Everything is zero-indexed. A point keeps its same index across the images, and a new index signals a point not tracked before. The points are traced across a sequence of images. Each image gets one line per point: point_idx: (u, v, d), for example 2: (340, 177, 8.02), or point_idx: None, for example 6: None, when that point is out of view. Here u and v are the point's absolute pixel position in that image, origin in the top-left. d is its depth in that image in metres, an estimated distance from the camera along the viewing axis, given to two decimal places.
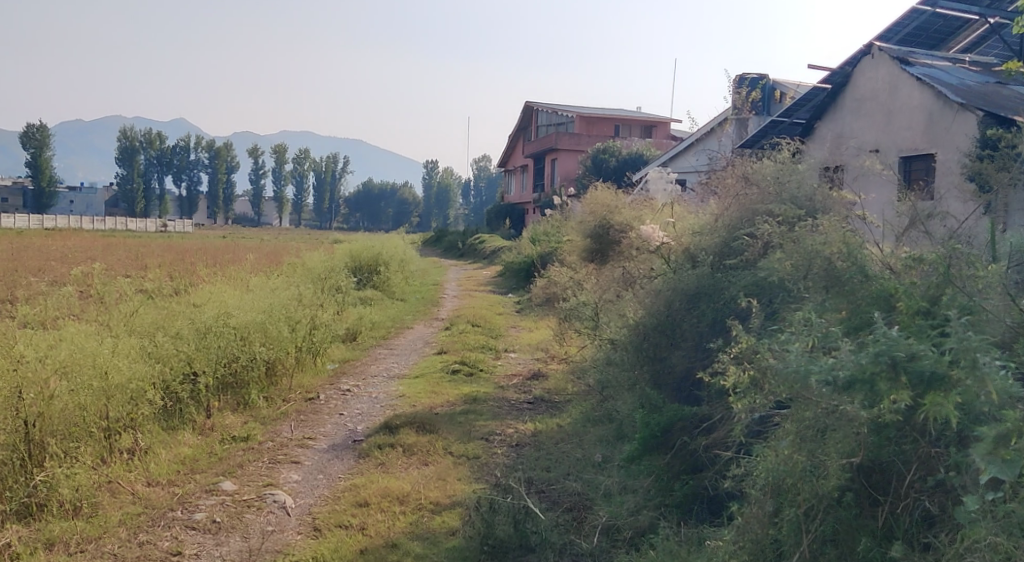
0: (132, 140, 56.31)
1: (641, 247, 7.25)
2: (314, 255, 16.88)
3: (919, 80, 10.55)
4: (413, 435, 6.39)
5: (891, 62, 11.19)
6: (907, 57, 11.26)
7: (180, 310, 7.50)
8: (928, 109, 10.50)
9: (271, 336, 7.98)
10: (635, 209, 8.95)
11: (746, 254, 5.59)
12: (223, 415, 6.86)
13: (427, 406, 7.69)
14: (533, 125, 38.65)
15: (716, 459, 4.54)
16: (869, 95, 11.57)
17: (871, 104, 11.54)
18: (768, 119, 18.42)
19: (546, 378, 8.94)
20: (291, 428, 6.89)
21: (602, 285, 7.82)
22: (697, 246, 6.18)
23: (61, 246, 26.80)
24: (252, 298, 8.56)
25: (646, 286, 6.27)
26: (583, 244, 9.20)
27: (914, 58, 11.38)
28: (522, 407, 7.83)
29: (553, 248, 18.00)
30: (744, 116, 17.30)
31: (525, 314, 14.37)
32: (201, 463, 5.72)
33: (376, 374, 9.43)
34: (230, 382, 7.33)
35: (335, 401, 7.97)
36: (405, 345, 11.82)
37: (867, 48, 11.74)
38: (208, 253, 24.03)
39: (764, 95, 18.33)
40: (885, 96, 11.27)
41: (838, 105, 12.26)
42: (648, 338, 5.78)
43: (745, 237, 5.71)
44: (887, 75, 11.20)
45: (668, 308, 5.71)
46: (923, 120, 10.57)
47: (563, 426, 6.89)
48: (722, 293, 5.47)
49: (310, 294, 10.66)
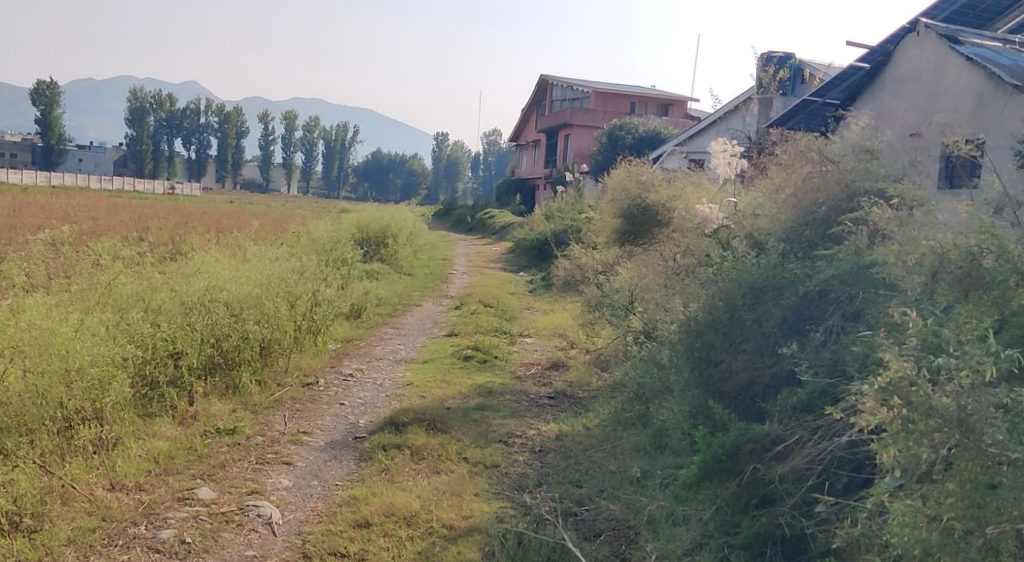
0: (142, 100, 55.34)
1: (687, 231, 6.42)
2: (321, 223, 16.02)
3: (970, 60, 9.53)
4: (423, 435, 5.58)
5: (938, 40, 10.15)
6: (956, 34, 10.20)
7: (163, 280, 6.73)
8: (976, 90, 9.54)
9: (267, 313, 7.18)
10: (672, 186, 8.11)
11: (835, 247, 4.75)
12: (209, 402, 6.06)
13: (437, 397, 6.90)
14: (548, 99, 37.57)
15: (795, 495, 3.78)
16: (911, 75, 10.56)
17: (914, 85, 10.54)
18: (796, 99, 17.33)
19: (568, 369, 8.12)
20: (284, 419, 6.08)
21: (639, 270, 6.98)
22: (770, 234, 5.33)
23: (65, 204, 26.09)
24: (248, 271, 7.74)
25: (698, 276, 5.45)
26: (614, 224, 8.33)
27: (961, 34, 10.35)
28: (543, 403, 7.01)
29: (571, 226, 17.07)
30: (770, 96, 16.28)
31: (539, 295, 13.55)
32: (178, 463, 4.93)
33: (382, 357, 8.62)
34: (219, 364, 6.52)
35: (335, 387, 7.16)
36: (412, 324, 11.01)
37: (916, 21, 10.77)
38: (215, 218, 23.25)
39: (791, 74, 17.30)
40: (930, 76, 10.27)
41: (877, 84, 11.31)
42: (701, 337, 4.95)
43: (846, 224, 4.83)
44: (933, 52, 10.20)
45: (728, 303, 4.87)
46: (972, 103, 9.56)
47: (591, 429, 6.09)
48: (798, 288, 4.65)
49: (314, 266, 9.82)
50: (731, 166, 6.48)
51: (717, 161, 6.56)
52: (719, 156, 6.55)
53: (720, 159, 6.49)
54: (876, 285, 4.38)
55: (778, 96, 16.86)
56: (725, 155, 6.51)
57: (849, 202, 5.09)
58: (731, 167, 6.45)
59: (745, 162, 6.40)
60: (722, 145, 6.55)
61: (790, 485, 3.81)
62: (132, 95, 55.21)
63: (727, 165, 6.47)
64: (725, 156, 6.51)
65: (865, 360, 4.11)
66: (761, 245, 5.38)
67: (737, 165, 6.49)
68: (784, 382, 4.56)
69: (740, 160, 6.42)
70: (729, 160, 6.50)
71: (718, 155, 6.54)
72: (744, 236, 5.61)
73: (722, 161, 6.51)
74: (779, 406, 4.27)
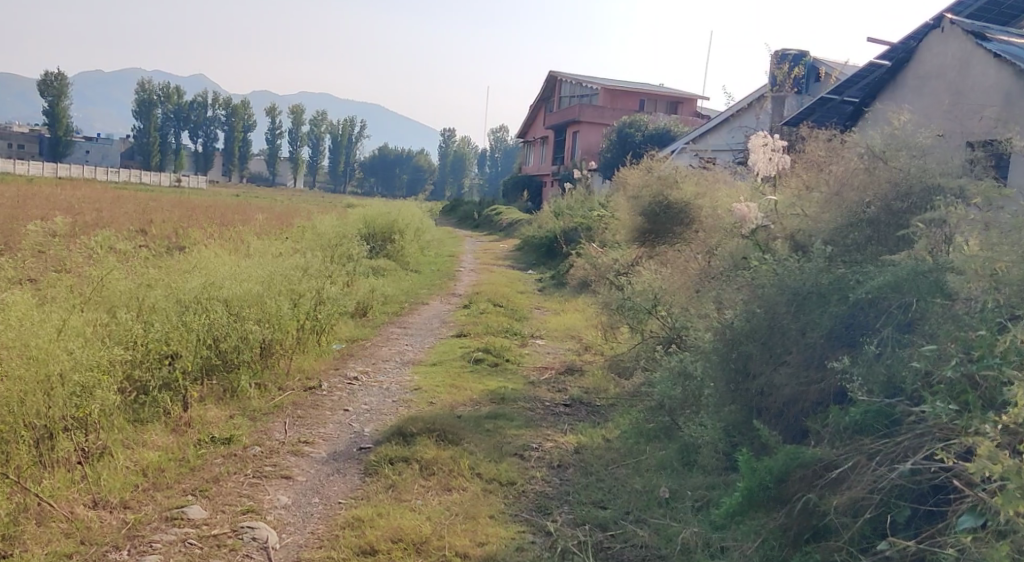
0: (150, 93, 55.07)
1: (718, 233, 6.03)
2: (326, 218, 15.63)
3: (996, 58, 8.91)
4: (433, 447, 5.19)
5: (962, 36, 9.53)
6: (983, 31, 9.55)
7: (159, 276, 6.36)
8: (1004, 88, 8.90)
9: (268, 312, 6.79)
10: (696, 183, 7.69)
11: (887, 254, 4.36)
12: (205, 408, 5.70)
13: (447, 404, 6.51)
14: (557, 95, 37.09)
15: (852, 529, 3.41)
16: (934, 72, 9.99)
17: (937, 83, 9.96)
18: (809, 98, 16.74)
19: (583, 374, 7.72)
20: (284, 427, 5.70)
21: (663, 273, 6.58)
22: (814, 236, 4.93)
23: (71, 196, 25.81)
24: (248, 267, 7.34)
25: (733, 281, 5.06)
26: (633, 223, 7.91)
27: (990, 29, 9.73)
28: (559, 411, 6.61)
29: (581, 224, 16.66)
30: (783, 94, 15.73)
31: (550, 294, 13.14)
32: (169, 476, 4.56)
33: (388, 359, 8.23)
34: (216, 366, 6.15)
35: (339, 392, 6.77)
36: (419, 324, 10.61)
37: (945, 14, 10.21)
38: (219, 212, 22.88)
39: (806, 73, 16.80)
40: (954, 74, 9.66)
41: (899, 82, 10.73)
42: (739, 349, 4.57)
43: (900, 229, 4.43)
44: (958, 49, 9.58)
45: (767, 311, 4.48)
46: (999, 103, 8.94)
47: (612, 440, 5.71)
48: (847, 296, 4.25)
49: (319, 263, 9.44)
50: (772, 162, 6.02)
51: (756, 155, 6.10)
52: (757, 150, 6.09)
53: (758, 155, 6.04)
54: (936, 293, 3.99)
55: (792, 95, 16.32)
56: (764, 149, 6.05)
57: (904, 201, 4.67)
58: (771, 162, 5.99)
59: (785, 157, 5.93)
60: (762, 139, 6.10)
61: (846, 518, 3.45)
62: (140, 87, 54.85)
63: (766, 162, 6.02)
64: (765, 151, 6.05)
65: (926, 379, 3.72)
66: (802, 248, 4.99)
67: (777, 161, 6.02)
68: (833, 398, 4.17)
69: (780, 155, 5.97)
70: (769, 155, 6.04)
71: (757, 150, 6.09)
72: (784, 238, 5.21)
73: (761, 156, 6.05)
74: (830, 426, 3.88)
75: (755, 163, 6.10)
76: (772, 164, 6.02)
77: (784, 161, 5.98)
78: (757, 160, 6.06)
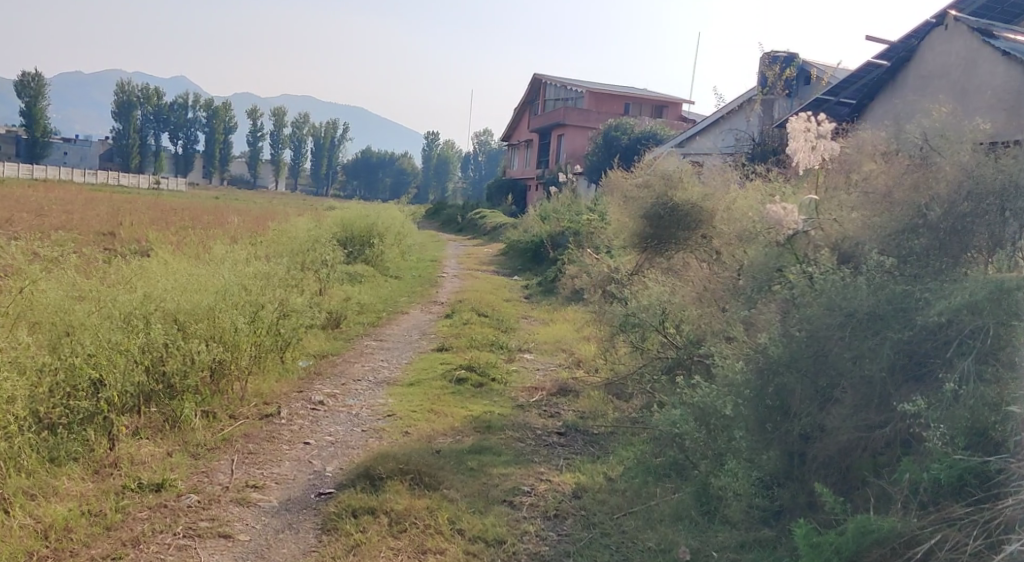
0: (130, 95, 53.86)
1: (743, 239, 5.22)
2: (303, 221, 14.75)
3: (1006, 56, 7.99)
4: (406, 495, 4.37)
5: (967, 33, 8.62)
6: (991, 27, 8.65)
7: (91, 286, 5.50)
8: (1014, 88, 7.95)
9: (221, 328, 5.94)
10: (704, 185, 6.90)
11: (958, 276, 3.59)
12: (137, 444, 4.86)
13: (424, 434, 5.67)
14: (541, 98, 36.34)
15: None
16: (937, 72, 9.10)
17: (940, 83, 9.08)
18: (798, 101, 15.86)
19: (577, 394, 6.91)
20: (231, 467, 4.85)
21: (671, 284, 5.76)
22: (865, 244, 4.13)
23: (44, 197, 24.81)
24: (200, 274, 6.48)
25: (766, 301, 4.24)
26: (632, 227, 7.08)
27: (998, 27, 8.84)
28: (552, 441, 5.78)
29: (567, 230, 15.86)
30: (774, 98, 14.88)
31: (537, 302, 12.32)
32: (76, 539, 3.75)
33: (360, 378, 7.38)
34: (156, 393, 5.29)
35: (300, 420, 5.92)
36: (397, 335, 9.76)
37: (950, 10, 9.37)
38: (192, 213, 21.92)
39: (796, 75, 15.99)
40: (959, 74, 8.78)
41: (898, 85, 9.83)
42: (776, 381, 3.74)
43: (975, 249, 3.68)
44: (963, 48, 8.69)
45: (813, 337, 3.67)
46: (1006, 106, 7.99)
47: (616, 479, 4.89)
48: (914, 319, 3.46)
49: (285, 270, 8.58)
50: (815, 152, 4.83)
51: (795, 142, 4.89)
52: (797, 136, 4.87)
53: (798, 142, 4.83)
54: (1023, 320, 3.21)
55: (782, 98, 15.48)
56: (806, 135, 4.83)
57: (974, 204, 3.84)
58: (816, 151, 4.78)
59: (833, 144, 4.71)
60: (803, 123, 4.90)
61: None
62: (119, 88, 53.59)
63: (807, 152, 4.82)
64: (806, 138, 4.84)
65: None
66: (848, 258, 4.19)
67: (822, 149, 4.80)
68: (900, 447, 3.38)
69: (827, 142, 4.77)
70: (813, 143, 4.82)
71: (797, 136, 4.89)
72: (826, 246, 4.39)
73: (801, 145, 4.84)
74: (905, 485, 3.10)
75: (794, 152, 4.90)
76: (815, 154, 4.83)
77: (830, 148, 4.80)
78: (795, 148, 4.85)
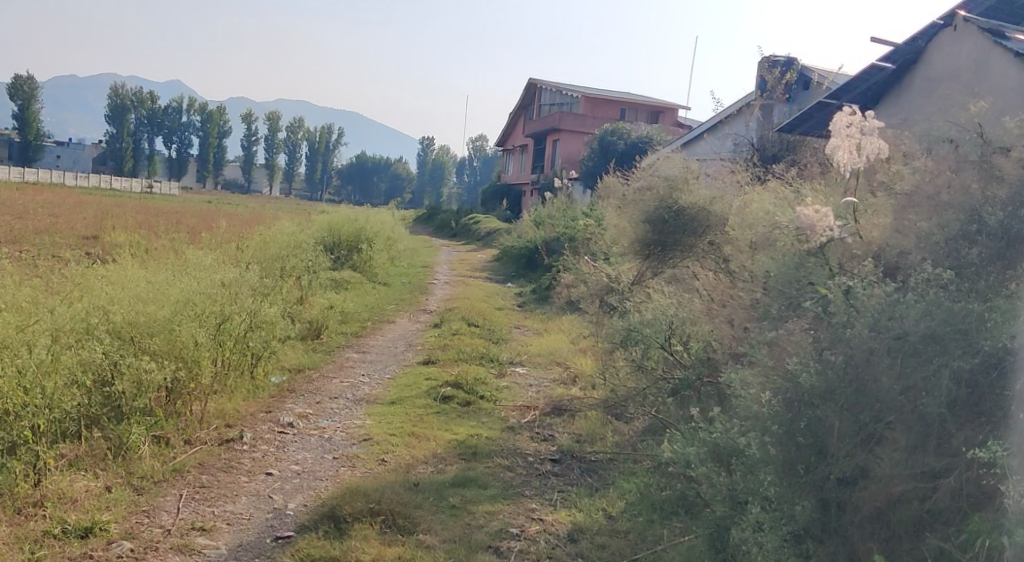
0: (124, 97, 53.20)
1: (761, 247, 4.63)
2: (288, 225, 14.14)
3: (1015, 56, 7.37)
4: (373, 542, 3.79)
5: (977, 34, 8.04)
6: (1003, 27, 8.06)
7: (31, 295, 4.90)
8: None
9: (180, 343, 5.33)
10: (713, 188, 6.30)
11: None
12: (71, 478, 4.26)
13: (401, 464, 5.06)
14: (536, 103, 35.80)
15: None
16: (946, 75, 8.51)
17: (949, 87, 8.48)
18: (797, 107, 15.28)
19: (571, 414, 6.32)
20: (179, 505, 4.25)
21: (680, 297, 5.17)
22: (912, 255, 3.56)
23: (33, 199, 24.17)
24: (161, 281, 5.87)
25: (797, 321, 3.64)
26: (634, 234, 6.48)
27: (1009, 27, 8.25)
28: (545, 470, 5.18)
29: (562, 235, 15.29)
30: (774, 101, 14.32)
31: (531, 311, 11.73)
32: None
33: (337, 396, 6.78)
34: (99, 418, 4.69)
35: (265, 446, 5.31)
36: (381, 346, 9.17)
37: (963, 8, 8.79)
38: (180, 216, 21.31)
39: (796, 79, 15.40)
40: (967, 77, 8.18)
41: (904, 88, 9.24)
42: (811, 415, 3.16)
43: None
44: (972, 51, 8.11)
45: (860, 367, 3.07)
46: None
47: (617, 517, 4.31)
48: (984, 347, 2.87)
49: (260, 277, 7.97)
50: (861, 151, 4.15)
51: (838, 141, 4.22)
52: (839, 132, 4.22)
53: (840, 140, 4.18)
54: None
55: (781, 102, 14.91)
56: (849, 132, 4.17)
57: None
58: (862, 150, 4.11)
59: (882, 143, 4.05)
60: (846, 116, 4.25)
61: None
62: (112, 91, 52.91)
63: (852, 151, 4.14)
64: (848, 133, 4.19)
65: None
66: (892, 270, 3.60)
67: (869, 148, 4.12)
68: (967, 499, 2.82)
69: (875, 140, 4.08)
70: (856, 140, 4.16)
71: (839, 132, 4.24)
72: (866, 255, 3.80)
73: (842, 141, 4.20)
74: None
75: (835, 152, 4.23)
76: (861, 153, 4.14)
77: (878, 147, 4.12)
78: (837, 146, 4.19)
